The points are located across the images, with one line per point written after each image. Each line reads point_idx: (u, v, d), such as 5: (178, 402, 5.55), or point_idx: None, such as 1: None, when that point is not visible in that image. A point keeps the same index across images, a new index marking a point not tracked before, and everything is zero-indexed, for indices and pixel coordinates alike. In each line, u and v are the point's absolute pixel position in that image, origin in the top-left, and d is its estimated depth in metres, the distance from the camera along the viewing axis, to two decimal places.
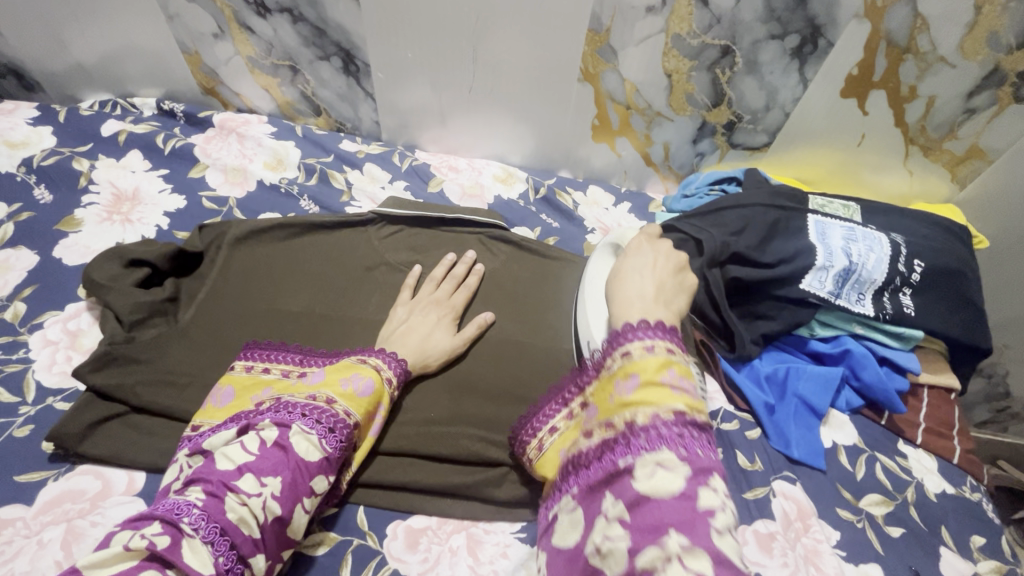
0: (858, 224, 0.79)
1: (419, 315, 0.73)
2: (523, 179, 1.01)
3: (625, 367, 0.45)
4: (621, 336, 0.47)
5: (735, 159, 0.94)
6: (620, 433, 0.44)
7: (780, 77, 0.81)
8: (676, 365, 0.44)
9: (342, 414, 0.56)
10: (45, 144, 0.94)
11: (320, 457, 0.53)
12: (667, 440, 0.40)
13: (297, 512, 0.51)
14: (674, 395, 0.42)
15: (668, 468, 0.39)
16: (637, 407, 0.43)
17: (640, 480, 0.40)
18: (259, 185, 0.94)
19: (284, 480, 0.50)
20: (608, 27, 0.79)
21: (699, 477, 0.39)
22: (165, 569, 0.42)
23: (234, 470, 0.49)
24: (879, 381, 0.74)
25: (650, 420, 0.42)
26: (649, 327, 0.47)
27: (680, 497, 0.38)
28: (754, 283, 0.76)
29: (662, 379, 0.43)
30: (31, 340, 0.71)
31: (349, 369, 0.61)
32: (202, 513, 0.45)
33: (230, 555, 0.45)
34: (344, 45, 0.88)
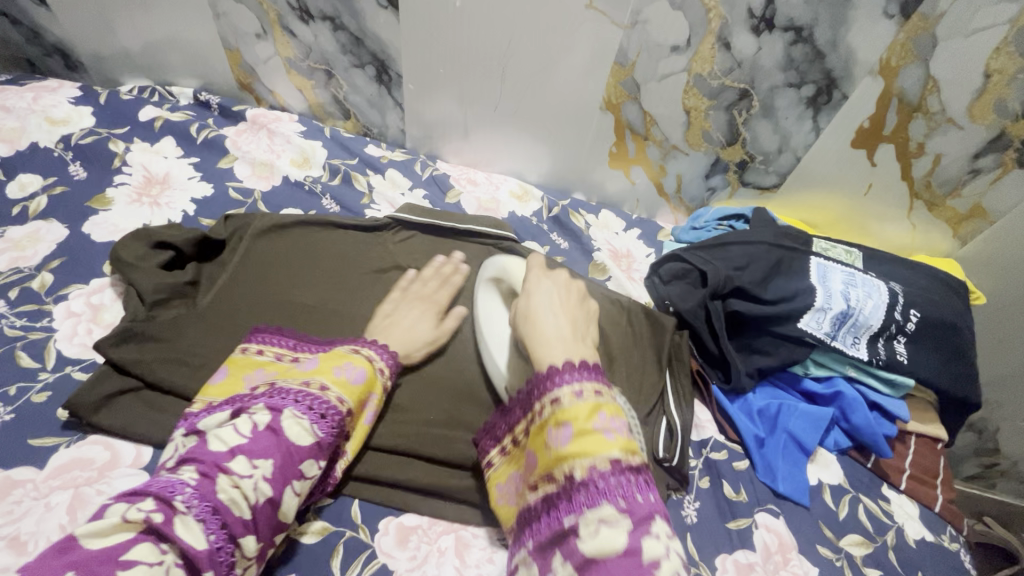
0: (858, 270, 0.82)
1: (407, 310, 0.76)
2: (538, 198, 1.04)
3: (557, 417, 0.47)
4: (549, 382, 0.50)
5: (745, 197, 0.97)
6: (563, 486, 0.45)
7: (794, 123, 0.84)
8: (606, 407, 0.47)
9: (335, 401, 0.58)
10: (84, 124, 0.97)
11: (310, 442, 0.55)
12: (604, 493, 0.42)
13: (287, 495, 0.53)
14: (607, 440, 0.44)
15: (611, 524, 0.41)
16: (574, 459, 0.45)
17: (586, 540, 0.41)
18: (284, 180, 0.97)
19: (274, 463, 0.52)
20: (634, 62, 0.83)
21: (642, 527, 0.40)
22: (159, 542, 0.44)
23: (227, 452, 0.51)
24: (869, 425, 0.76)
25: (589, 473, 0.43)
26: (576, 369, 0.50)
27: (625, 555, 0.39)
28: (753, 318, 0.79)
29: (593, 427, 0.45)
30: (54, 311, 0.73)
31: (342, 358, 0.63)
32: (196, 492, 0.47)
33: (221, 534, 0.47)
34: (379, 55, 0.93)
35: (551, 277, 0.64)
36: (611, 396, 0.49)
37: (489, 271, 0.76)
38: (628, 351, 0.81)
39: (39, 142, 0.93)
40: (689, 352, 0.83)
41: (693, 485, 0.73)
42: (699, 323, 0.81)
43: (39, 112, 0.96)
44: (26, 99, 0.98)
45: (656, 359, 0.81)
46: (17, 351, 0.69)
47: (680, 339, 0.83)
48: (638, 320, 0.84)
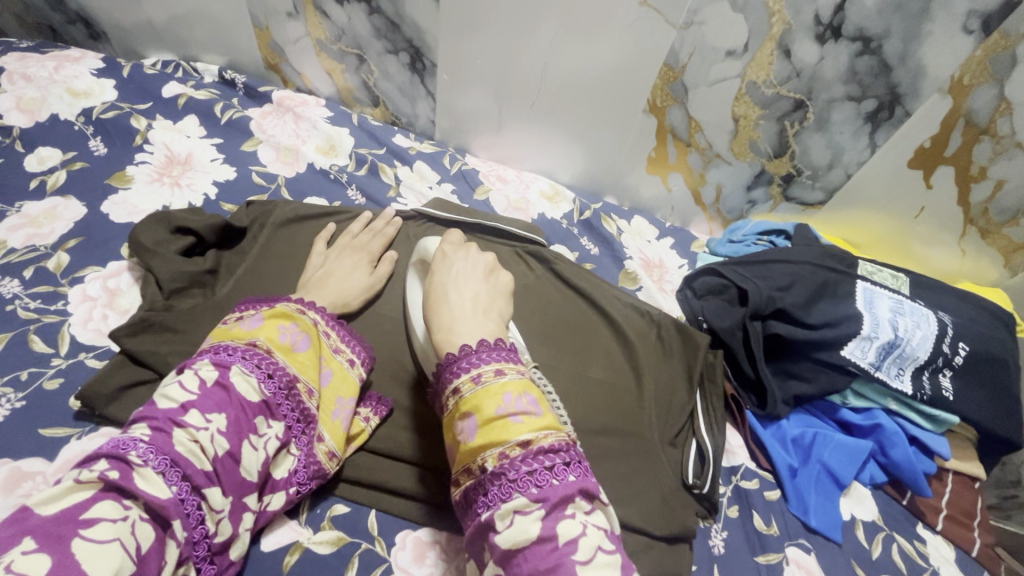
0: (906, 297, 0.78)
1: (350, 259, 0.75)
2: (569, 199, 1.00)
3: (462, 408, 0.49)
4: (452, 366, 0.52)
5: (787, 212, 0.93)
6: (478, 478, 0.46)
7: (849, 139, 0.80)
8: (512, 387, 0.48)
9: (283, 364, 0.55)
10: (106, 97, 0.94)
11: (260, 399, 0.52)
12: (516, 482, 0.43)
13: (245, 449, 0.50)
14: (515, 425, 0.45)
15: (523, 512, 0.42)
16: (486, 450, 0.45)
17: (502, 532, 0.42)
18: (309, 167, 0.94)
19: (228, 417, 0.48)
20: (685, 64, 0.79)
21: (556, 511, 0.41)
22: (123, 498, 0.41)
23: (178, 408, 0.47)
24: (908, 460, 0.73)
25: (501, 462, 0.44)
26: (480, 352, 0.52)
27: (539, 541, 0.40)
28: (794, 342, 0.75)
29: (497, 413, 0.46)
30: (70, 293, 0.71)
31: (286, 318, 0.60)
32: (151, 446, 0.44)
33: (184, 486, 0.44)
34: (415, 42, 0.89)
35: (465, 251, 0.70)
36: (515, 373, 0.50)
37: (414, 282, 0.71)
38: (657, 368, 0.77)
39: (59, 114, 0.90)
40: (724, 374, 0.79)
41: (721, 514, 0.70)
42: (736, 343, 0.78)
43: (60, 83, 0.93)
44: (48, 68, 0.95)
45: (687, 377, 0.77)
46: (30, 335, 0.66)
47: (715, 358, 0.78)
48: (668, 335, 0.79)
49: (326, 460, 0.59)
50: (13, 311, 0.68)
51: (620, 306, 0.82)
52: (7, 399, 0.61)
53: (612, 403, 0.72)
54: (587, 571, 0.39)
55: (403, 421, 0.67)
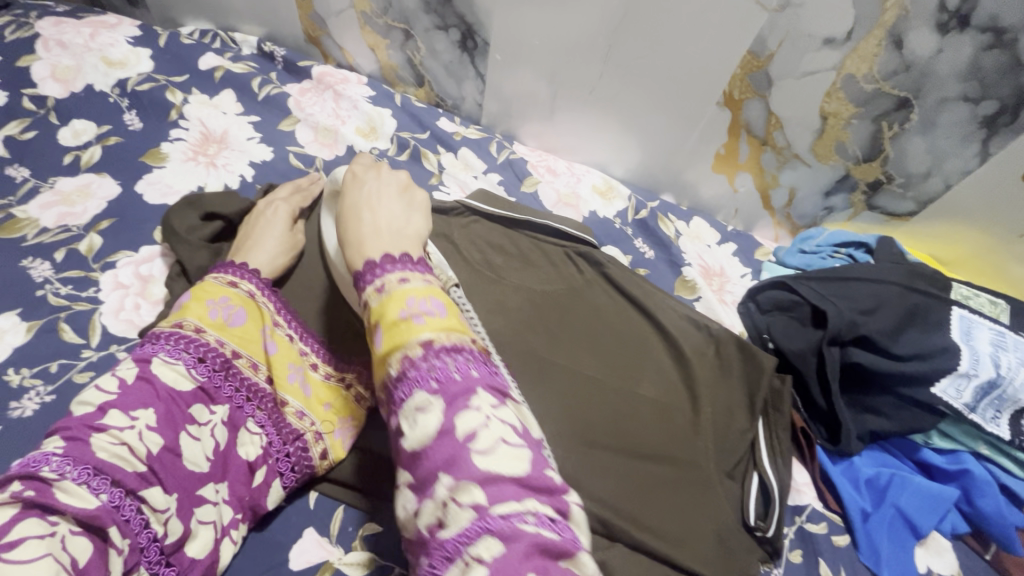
0: (1008, 329, 0.69)
1: (271, 211, 0.69)
2: (624, 196, 0.92)
3: (370, 321, 0.43)
4: (366, 277, 0.46)
5: (869, 223, 0.84)
6: (384, 389, 0.40)
7: (956, 145, 0.70)
8: (418, 291, 0.43)
9: (214, 343, 0.53)
10: (142, 68, 0.89)
11: (192, 386, 0.50)
12: (417, 381, 0.38)
13: (184, 441, 0.48)
14: (415, 325, 0.40)
15: (424, 410, 0.37)
16: (390, 355, 0.40)
17: (407, 435, 0.37)
18: (349, 150, 0.88)
19: (157, 412, 0.47)
20: (772, 53, 0.70)
21: (455, 403, 0.37)
22: (47, 515, 0.39)
23: (95, 411, 0.44)
24: (999, 512, 0.65)
25: (405, 364, 0.39)
26: (394, 261, 0.46)
27: (439, 435, 0.36)
28: (877, 375, 0.67)
29: (400, 316, 0.41)
30: (101, 280, 0.67)
31: (215, 293, 0.57)
32: (66, 458, 0.41)
33: (116, 492, 0.42)
34: (468, 18, 0.81)
35: (375, 173, 0.59)
36: (421, 279, 0.44)
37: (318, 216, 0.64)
38: (715, 390, 0.70)
39: (94, 84, 0.86)
40: (791, 403, 0.71)
41: (783, 558, 0.64)
42: (808, 369, 0.70)
43: (96, 51, 0.89)
44: (84, 35, 0.91)
45: (750, 402, 0.70)
46: (61, 323, 0.63)
47: (781, 384, 0.70)
48: (728, 354, 0.72)
49: (298, 421, 0.58)
50: (44, 297, 0.65)
51: (675, 318, 0.75)
52: (36, 392, 0.58)
53: (662, 422, 0.66)
54: (489, 464, 0.35)
55: None
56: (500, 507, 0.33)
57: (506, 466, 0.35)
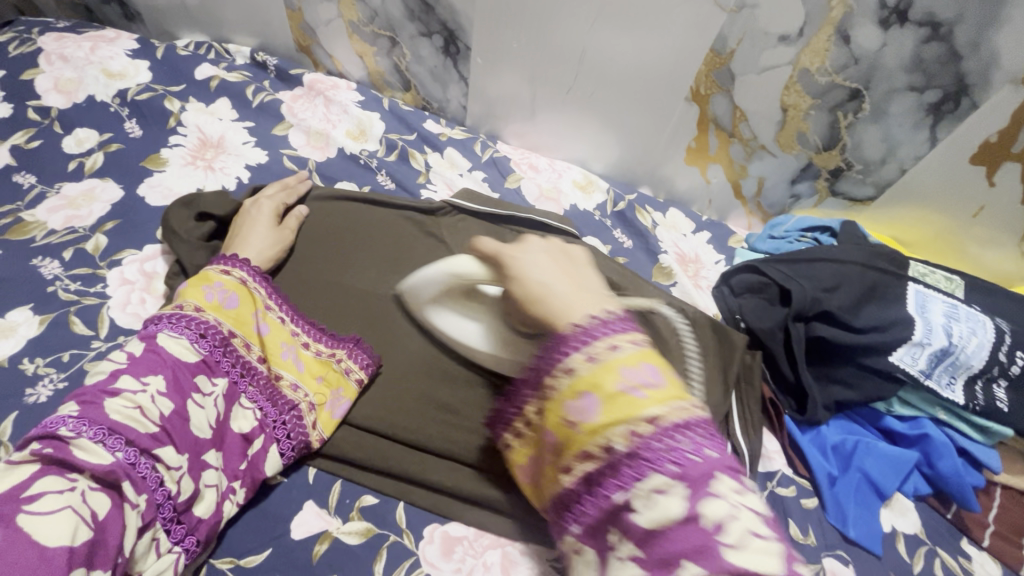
0: (961, 302, 0.74)
1: (257, 210, 0.74)
2: (603, 189, 0.97)
3: (574, 385, 0.38)
4: (564, 342, 0.40)
5: (832, 208, 0.89)
6: (602, 461, 0.37)
7: (907, 132, 0.75)
8: (649, 357, 0.38)
9: (213, 322, 0.58)
10: (140, 78, 0.94)
11: (196, 358, 0.55)
12: (652, 462, 0.35)
13: (190, 407, 0.52)
14: (639, 399, 0.36)
15: (666, 493, 0.34)
16: (609, 429, 0.36)
17: (641, 512, 0.35)
18: (340, 152, 0.92)
19: (165, 378, 0.51)
20: (733, 51, 0.75)
21: (700, 488, 0.33)
22: (66, 473, 0.44)
23: (108, 380, 0.49)
24: (956, 473, 0.70)
25: (633, 443, 0.35)
26: (606, 323, 0.40)
27: (685, 523, 0.33)
28: (840, 347, 0.71)
29: (618, 388, 0.36)
30: (108, 276, 0.71)
31: (209, 279, 0.62)
32: (82, 419, 0.46)
33: (130, 450, 0.46)
34: (450, 24, 0.86)
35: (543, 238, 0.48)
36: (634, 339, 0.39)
37: (431, 292, 0.60)
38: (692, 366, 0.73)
39: (95, 95, 0.90)
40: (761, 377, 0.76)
41: None
42: (776, 345, 0.74)
43: (96, 64, 0.93)
44: (84, 49, 0.95)
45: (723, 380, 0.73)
46: (71, 316, 0.67)
47: (752, 360, 0.75)
48: (704, 333, 0.75)
49: (292, 393, 0.62)
50: (54, 293, 0.68)
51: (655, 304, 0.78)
52: (49, 380, 0.62)
53: None
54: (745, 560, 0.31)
55: (430, 411, 0.66)
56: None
57: (761, 563, 0.31)
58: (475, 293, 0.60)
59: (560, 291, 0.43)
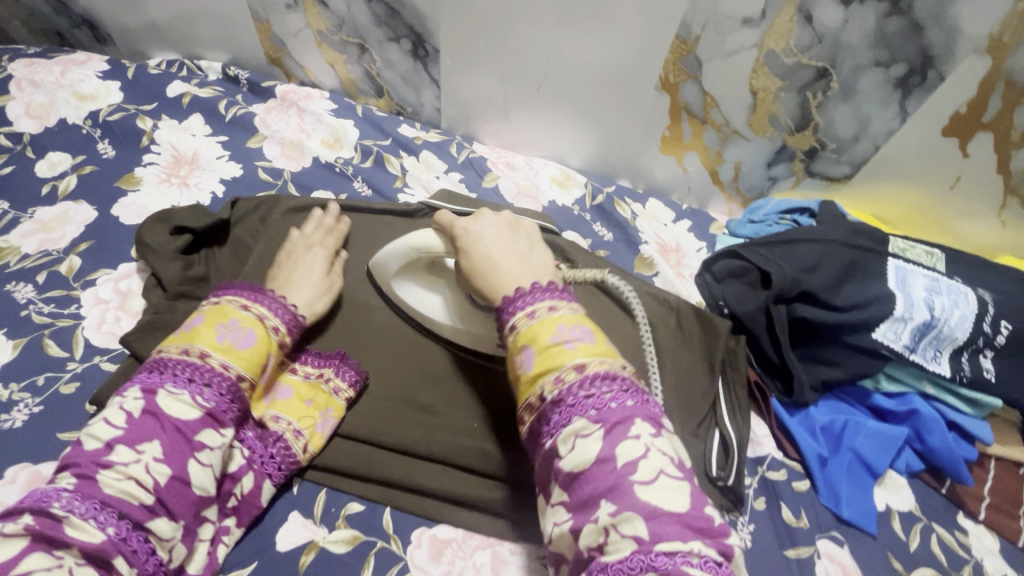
0: (942, 275, 0.73)
1: (276, 230, 0.79)
2: (581, 184, 0.97)
3: (518, 343, 0.47)
4: (510, 308, 0.49)
5: (810, 188, 0.88)
6: (539, 410, 0.45)
7: (877, 108, 0.75)
8: (564, 320, 0.46)
9: (219, 367, 0.54)
10: (112, 99, 0.94)
11: (199, 414, 0.52)
12: (575, 408, 0.42)
13: (193, 469, 0.50)
14: (569, 350, 0.45)
15: (584, 436, 0.41)
16: (542, 378, 0.45)
17: (565, 456, 0.42)
18: (315, 161, 0.92)
19: (163, 443, 0.49)
20: (698, 36, 0.75)
21: (615, 431, 0.41)
22: (53, 549, 0.42)
23: (103, 447, 0.47)
24: (947, 447, 0.70)
25: (560, 388, 0.43)
26: (537, 291, 0.49)
27: (599, 462, 0.40)
28: (823, 326, 0.71)
29: (551, 342, 0.45)
30: (83, 297, 0.70)
31: (225, 316, 0.57)
32: (75, 495, 0.45)
33: (122, 525, 0.45)
34: (417, 28, 0.86)
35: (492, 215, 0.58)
36: (568, 308, 0.48)
37: (395, 265, 0.67)
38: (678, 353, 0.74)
39: (67, 118, 0.90)
40: (746, 360, 0.76)
41: (747, 506, 0.67)
42: (759, 328, 0.74)
43: (67, 87, 0.93)
44: (55, 73, 0.95)
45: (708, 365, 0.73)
46: (46, 339, 0.66)
47: (735, 344, 0.74)
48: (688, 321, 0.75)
49: (292, 438, 0.61)
50: (28, 317, 0.68)
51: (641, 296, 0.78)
52: (25, 404, 0.61)
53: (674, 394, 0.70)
54: (651, 496, 0.38)
55: (413, 415, 0.67)
56: (664, 544, 0.36)
57: (665, 498, 0.38)
58: (438, 267, 0.68)
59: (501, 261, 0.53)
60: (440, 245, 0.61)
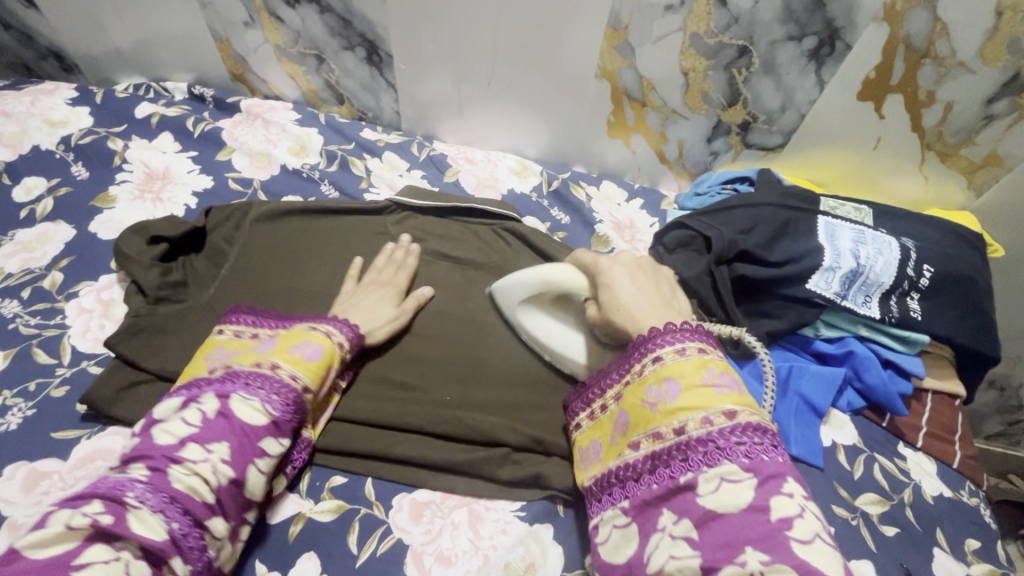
0: (868, 227, 0.80)
1: (247, 236, 0.83)
2: (537, 172, 1.02)
3: (660, 374, 0.51)
4: (648, 342, 0.53)
5: (749, 159, 0.95)
6: (672, 441, 0.49)
7: (797, 79, 0.82)
8: (713, 364, 0.50)
9: (287, 379, 0.61)
10: (83, 124, 0.98)
11: (264, 420, 0.57)
12: (724, 452, 0.46)
13: (251, 473, 0.56)
14: (718, 394, 0.48)
15: (733, 480, 0.44)
16: (685, 413, 0.48)
17: (705, 495, 0.45)
18: (282, 169, 0.97)
19: (230, 445, 0.55)
20: (627, 25, 0.81)
21: (769, 486, 0.44)
22: (110, 543, 0.46)
23: (177, 444, 0.53)
24: (882, 383, 0.75)
25: (702, 426, 0.47)
26: (676, 330, 0.53)
27: (751, 510, 0.43)
28: (761, 282, 0.77)
29: (702, 382, 0.49)
30: (66, 308, 0.74)
31: (298, 337, 0.65)
32: (148, 487, 0.49)
33: (186, 521, 0.50)
34: (369, 36, 0.91)
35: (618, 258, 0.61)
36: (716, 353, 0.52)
37: (522, 294, 0.69)
38: None
39: (40, 144, 0.94)
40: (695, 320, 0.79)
41: None
42: (705, 290, 0.76)
43: (38, 115, 0.97)
44: (25, 103, 0.99)
45: None
46: (33, 348, 0.70)
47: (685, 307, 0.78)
48: None
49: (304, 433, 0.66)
50: (14, 330, 0.72)
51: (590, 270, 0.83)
52: (17, 408, 0.65)
53: None
54: (807, 553, 0.40)
55: (389, 391, 0.71)
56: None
57: (824, 562, 0.40)
58: (563, 303, 0.71)
59: (645, 304, 0.56)
60: (576, 279, 0.63)
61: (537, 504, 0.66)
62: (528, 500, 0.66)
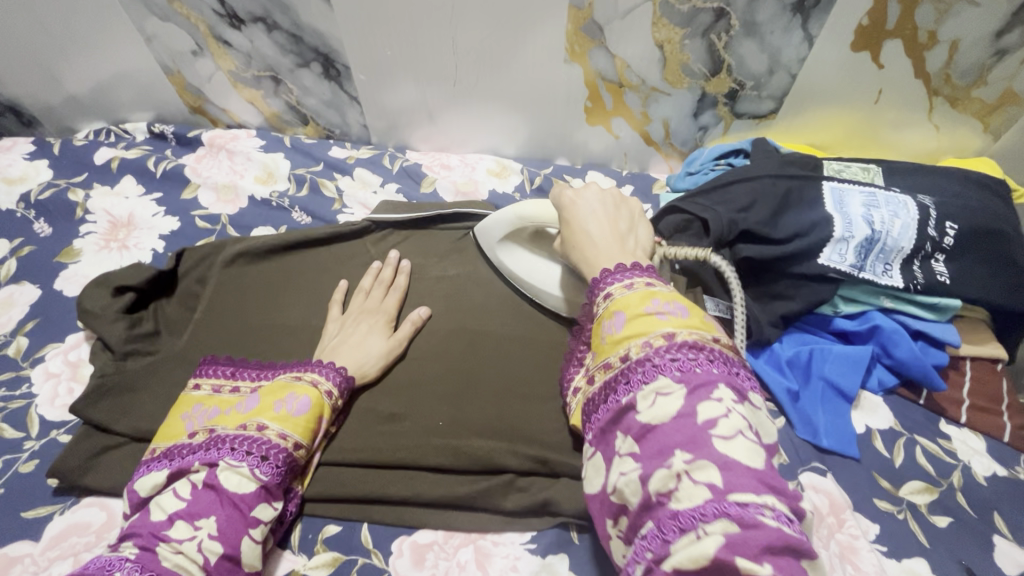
0: (879, 188, 0.73)
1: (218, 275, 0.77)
2: (518, 170, 0.97)
3: (610, 308, 0.49)
4: (600, 283, 0.51)
5: (742, 130, 0.88)
6: (620, 369, 0.46)
7: (782, 37, 0.75)
8: (659, 294, 0.48)
9: (276, 439, 0.56)
10: (42, 178, 0.94)
11: (255, 487, 0.53)
12: (660, 367, 0.43)
13: (245, 546, 0.51)
14: (660, 320, 0.46)
15: (667, 393, 0.41)
16: (629, 341, 0.46)
17: (644, 411, 0.42)
18: (251, 200, 0.93)
19: (218, 519, 0.51)
20: (590, 2, 0.74)
21: (699, 391, 0.41)
22: None
23: (165, 520, 0.50)
24: (914, 357, 0.69)
25: (644, 350, 0.45)
26: (627, 268, 0.51)
27: (678, 417, 0.40)
28: (767, 262, 0.70)
29: (645, 310, 0.47)
30: (33, 375, 0.71)
31: (283, 390, 0.59)
32: (135, 565, 0.46)
33: None
34: (322, 49, 0.86)
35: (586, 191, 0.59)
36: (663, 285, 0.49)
37: (500, 232, 0.70)
38: None
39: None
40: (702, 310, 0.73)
41: None
42: (709, 276, 0.71)
43: None
44: None
45: None
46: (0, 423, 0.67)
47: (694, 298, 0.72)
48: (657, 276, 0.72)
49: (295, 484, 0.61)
50: None
51: None
52: None
53: None
54: (728, 449, 0.38)
55: (376, 426, 0.66)
56: (736, 493, 0.36)
57: (744, 455, 0.38)
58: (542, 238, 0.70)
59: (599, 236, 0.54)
60: (547, 211, 0.63)
61: (549, 533, 0.61)
62: (539, 530, 0.61)
